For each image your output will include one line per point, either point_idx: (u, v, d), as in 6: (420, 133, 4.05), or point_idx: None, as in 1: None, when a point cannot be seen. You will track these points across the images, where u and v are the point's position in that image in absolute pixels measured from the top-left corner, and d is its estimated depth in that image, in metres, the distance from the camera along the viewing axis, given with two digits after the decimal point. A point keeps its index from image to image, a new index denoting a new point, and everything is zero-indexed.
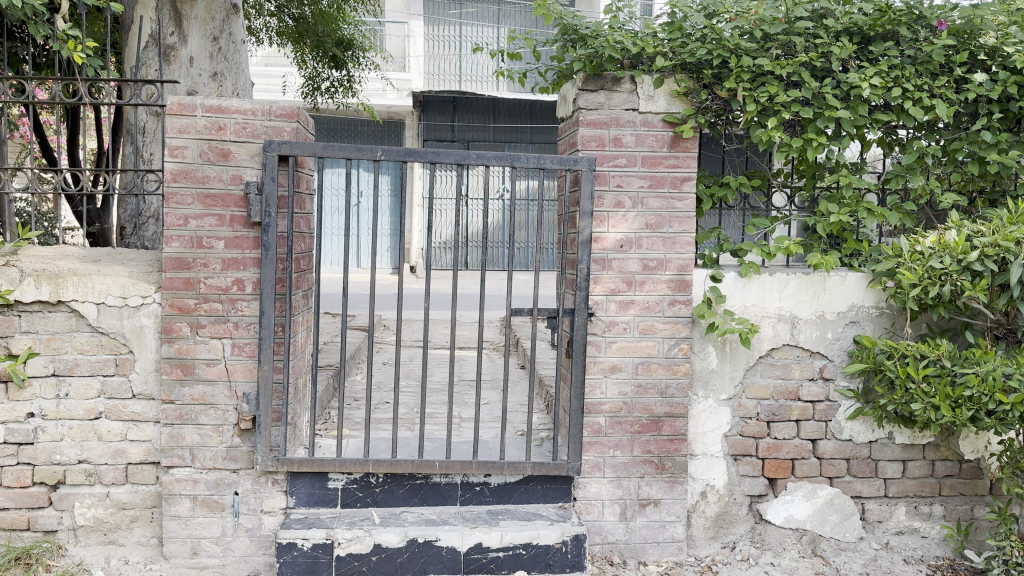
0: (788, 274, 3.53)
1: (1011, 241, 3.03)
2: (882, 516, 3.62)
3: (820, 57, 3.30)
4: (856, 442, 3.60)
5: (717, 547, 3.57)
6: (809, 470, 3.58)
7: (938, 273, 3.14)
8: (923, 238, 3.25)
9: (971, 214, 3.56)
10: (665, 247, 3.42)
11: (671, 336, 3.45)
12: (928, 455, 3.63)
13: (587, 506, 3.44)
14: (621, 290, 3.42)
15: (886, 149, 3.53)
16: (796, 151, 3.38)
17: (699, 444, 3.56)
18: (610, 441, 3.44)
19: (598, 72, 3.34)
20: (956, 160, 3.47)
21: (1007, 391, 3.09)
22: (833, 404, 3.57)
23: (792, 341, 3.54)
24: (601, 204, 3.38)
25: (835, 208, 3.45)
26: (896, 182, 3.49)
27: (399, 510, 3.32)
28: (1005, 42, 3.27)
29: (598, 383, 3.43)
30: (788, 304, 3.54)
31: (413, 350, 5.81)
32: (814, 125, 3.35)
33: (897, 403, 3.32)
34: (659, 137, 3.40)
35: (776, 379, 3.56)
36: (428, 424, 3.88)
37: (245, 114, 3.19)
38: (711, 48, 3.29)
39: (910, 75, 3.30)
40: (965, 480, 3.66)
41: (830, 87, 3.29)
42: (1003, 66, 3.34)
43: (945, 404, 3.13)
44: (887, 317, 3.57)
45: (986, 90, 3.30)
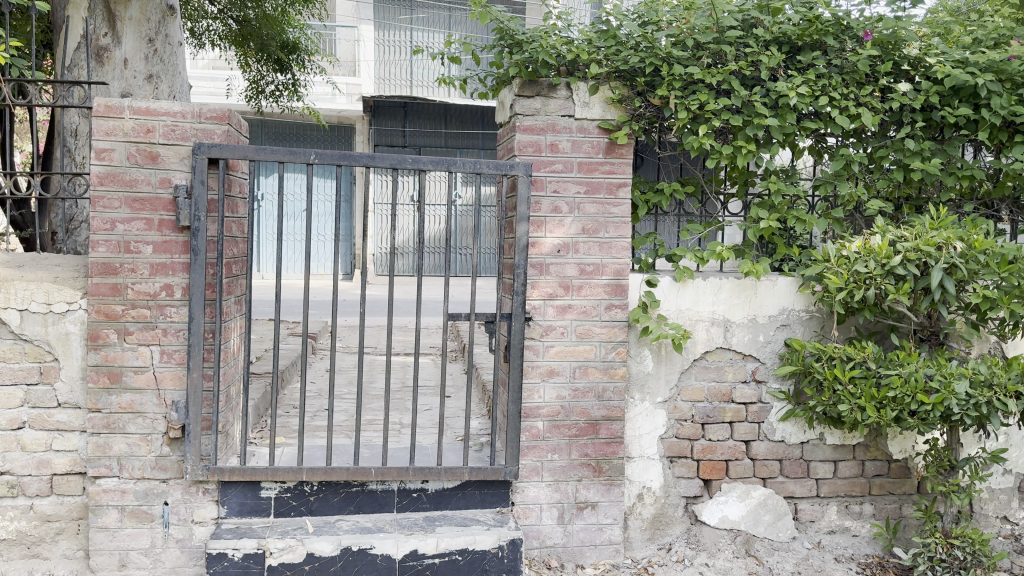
0: (721, 278, 3.58)
1: (932, 246, 3.11)
2: (814, 516, 3.69)
3: (749, 65, 3.36)
4: (788, 443, 3.66)
5: (654, 549, 3.60)
6: (743, 471, 3.63)
7: (863, 277, 3.19)
8: (849, 243, 3.33)
9: (898, 220, 3.65)
10: (602, 252, 3.46)
11: (608, 341, 3.48)
12: (858, 455, 3.71)
13: (525, 510, 3.45)
14: (558, 295, 3.44)
15: (815, 157, 3.60)
16: (727, 159, 3.43)
17: (635, 447, 3.59)
18: (547, 445, 3.45)
19: (533, 78, 3.36)
20: (883, 167, 3.55)
21: (928, 391, 3.17)
22: (765, 406, 3.63)
23: (724, 344, 3.59)
24: (537, 210, 3.40)
25: (765, 214, 3.50)
26: (825, 189, 3.54)
27: (333, 518, 3.28)
28: (927, 53, 3.38)
29: (536, 388, 3.44)
30: (721, 307, 3.59)
31: (355, 358, 5.76)
32: (743, 133, 3.40)
33: (825, 403, 3.39)
34: (595, 144, 3.43)
35: (710, 382, 3.61)
36: (366, 431, 3.84)
37: (174, 116, 3.14)
38: (644, 56, 3.33)
39: (837, 84, 3.38)
40: (894, 479, 3.74)
41: (759, 95, 3.34)
42: (926, 76, 3.45)
43: (870, 405, 3.18)
44: (817, 320, 3.63)
45: (909, 100, 3.40)
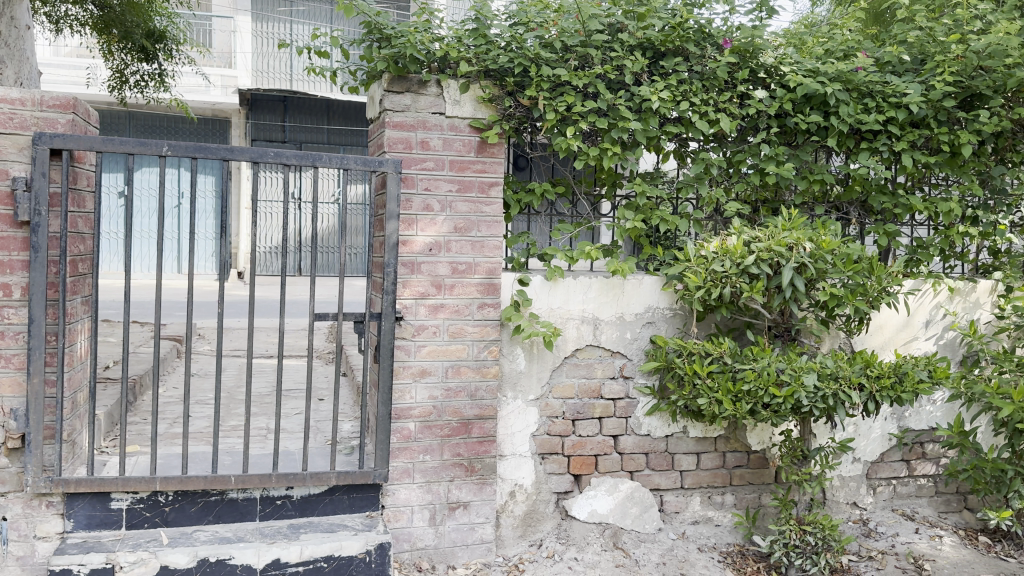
0: (590, 277, 3.65)
1: (784, 246, 3.24)
2: (679, 507, 3.82)
3: (614, 69, 3.44)
4: (654, 437, 3.77)
5: (525, 546, 3.62)
6: (611, 465, 3.72)
7: (719, 276, 3.33)
8: (709, 243, 3.46)
9: (756, 222, 3.81)
10: (474, 251, 3.46)
11: (480, 340, 3.49)
12: (719, 447, 3.87)
13: (395, 513, 3.41)
14: (430, 294, 3.41)
15: (679, 160, 3.72)
16: (594, 161, 3.50)
17: (507, 445, 3.60)
18: (419, 446, 3.42)
19: (403, 74, 3.32)
20: (740, 171, 3.71)
21: (780, 385, 3.32)
22: (632, 401, 3.73)
23: (594, 342, 3.66)
24: (408, 207, 3.36)
25: (632, 215, 3.59)
26: (687, 191, 3.67)
27: (191, 529, 3.14)
28: (781, 62, 3.54)
29: (407, 389, 3.40)
30: (590, 305, 3.65)
31: (225, 361, 5.56)
32: (609, 135, 3.48)
33: (686, 397, 3.50)
34: (466, 142, 3.43)
35: (580, 378, 3.67)
36: (230, 437, 3.70)
37: (12, 103, 2.93)
38: (513, 56, 3.34)
39: (697, 90, 3.50)
40: (752, 469, 3.91)
41: (623, 99, 3.43)
42: (780, 85, 3.62)
43: (726, 399, 3.31)
44: (680, 318, 3.76)
45: (764, 107, 3.57)
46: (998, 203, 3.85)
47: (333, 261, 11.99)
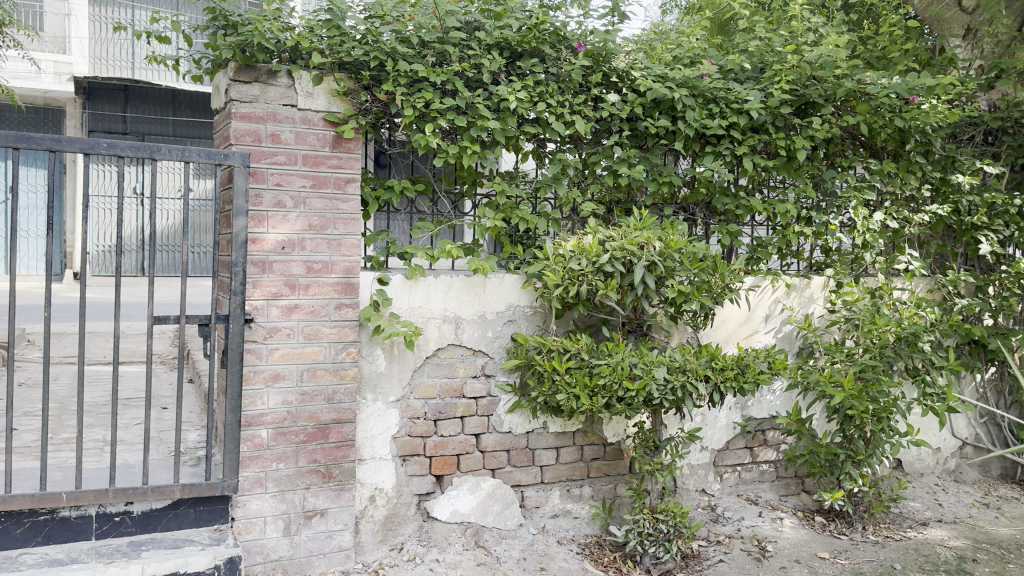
0: (451, 276, 3.62)
1: (635, 245, 3.35)
2: (539, 501, 3.86)
3: (472, 67, 3.42)
4: (515, 434, 3.80)
5: (385, 551, 3.53)
6: (472, 464, 3.72)
7: (576, 274, 3.38)
8: (566, 242, 3.51)
9: (610, 221, 3.90)
10: (329, 250, 3.35)
11: (337, 341, 3.38)
12: (577, 441, 3.94)
13: (247, 525, 3.25)
14: (283, 295, 3.27)
15: (537, 161, 3.75)
16: (454, 159, 3.47)
17: (366, 448, 3.52)
18: (272, 454, 3.28)
19: (251, 63, 3.18)
20: (595, 173, 3.78)
21: (633, 378, 3.43)
22: (494, 399, 3.74)
23: (455, 341, 3.64)
24: (258, 204, 3.22)
25: (492, 213, 3.58)
26: (545, 191, 3.70)
27: (14, 553, 2.86)
28: (632, 67, 3.66)
29: (258, 395, 3.25)
30: (451, 304, 3.62)
31: (56, 370, 5.14)
32: (468, 134, 3.46)
33: (545, 394, 3.53)
34: (320, 137, 3.32)
35: (441, 378, 3.63)
36: (61, 452, 3.42)
37: None
38: (368, 49, 3.26)
39: (553, 92, 3.55)
40: (608, 461, 4.02)
41: (481, 97, 3.42)
42: (632, 89, 3.73)
43: (583, 394, 3.37)
44: (539, 315, 3.80)
45: (617, 110, 3.66)
46: (828, 205, 4.14)
47: (171, 260, 11.29)
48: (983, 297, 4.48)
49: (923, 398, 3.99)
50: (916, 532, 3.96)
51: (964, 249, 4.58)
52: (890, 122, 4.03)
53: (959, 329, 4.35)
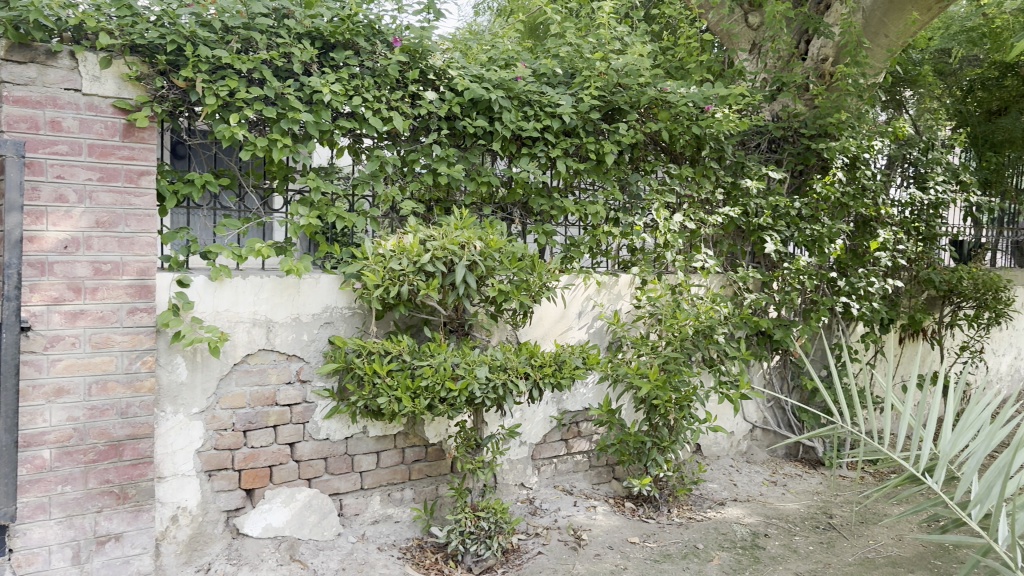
0: (261, 276, 3.42)
1: (456, 245, 3.32)
2: (358, 508, 3.73)
3: (282, 57, 3.24)
4: (333, 440, 3.65)
5: (190, 572, 3.23)
6: (287, 475, 3.53)
7: (397, 274, 3.31)
8: (385, 241, 3.42)
9: (429, 221, 3.82)
10: (120, 249, 3.04)
11: (131, 349, 3.08)
12: (398, 444, 3.84)
13: (27, 556, 2.87)
14: (66, 299, 2.93)
15: (353, 157, 3.62)
16: (262, 152, 3.28)
17: (167, 465, 3.24)
18: (56, 477, 2.93)
19: (24, 41, 2.82)
20: (414, 171, 3.71)
21: (455, 379, 3.39)
22: (310, 405, 3.58)
23: (267, 346, 3.45)
24: (34, 197, 2.86)
25: (305, 211, 3.43)
26: (362, 189, 3.58)
27: None
28: (449, 65, 3.65)
29: (38, 411, 2.88)
30: (262, 307, 3.43)
31: None
32: (277, 126, 3.28)
33: (365, 398, 3.44)
34: (109, 125, 3.00)
35: (252, 386, 3.43)
36: None
37: None
38: (164, 32, 3.00)
39: (369, 86, 3.45)
40: (430, 462, 3.94)
41: (291, 88, 3.26)
42: (449, 87, 3.71)
43: (405, 396, 3.30)
44: (358, 317, 3.69)
45: (435, 108, 3.64)
46: (634, 207, 4.38)
47: None
48: (768, 292, 4.92)
49: (719, 387, 4.31)
50: (715, 512, 4.28)
51: (751, 248, 4.99)
52: (688, 130, 4.35)
53: (749, 322, 4.73)
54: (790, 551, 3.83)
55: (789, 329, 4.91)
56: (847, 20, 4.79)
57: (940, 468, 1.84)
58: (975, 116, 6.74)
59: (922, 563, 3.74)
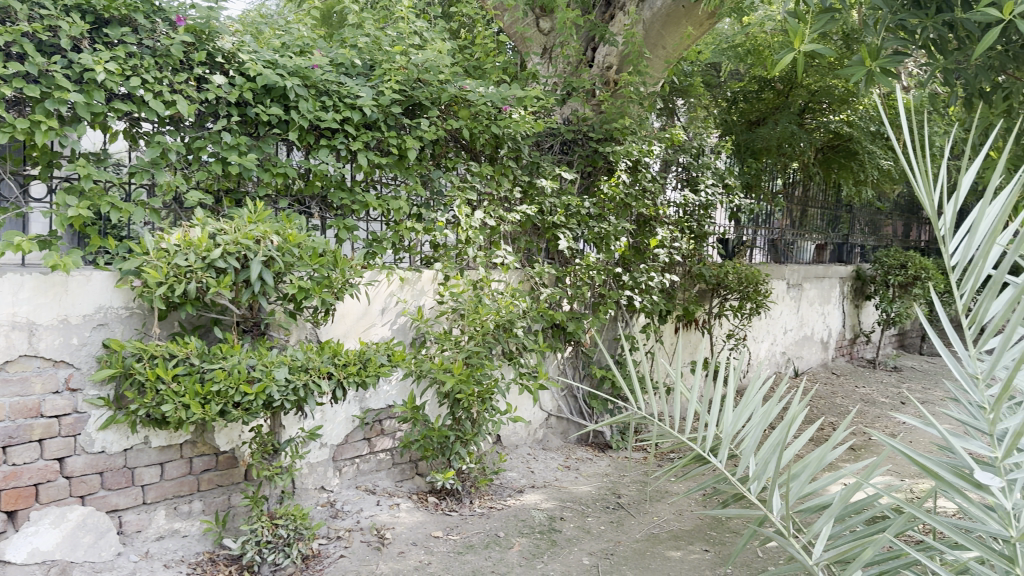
0: (21, 274, 3.03)
1: (250, 239, 3.15)
2: (140, 525, 3.40)
3: (45, 30, 2.92)
4: (109, 453, 3.30)
5: None
6: (55, 494, 3.16)
7: (183, 271, 3.06)
8: (168, 236, 3.16)
9: (218, 213, 3.57)
10: None
11: None
12: (185, 453, 3.56)
13: None
14: None
15: (130, 143, 3.32)
16: (22, 135, 2.91)
17: None
18: None
19: None
20: (201, 159, 3.45)
21: (251, 382, 3.22)
22: (81, 417, 3.21)
23: (29, 352, 3.06)
24: None
25: (74, 201, 3.09)
26: (141, 177, 3.27)
27: None
28: (238, 49, 3.47)
29: None
30: (23, 308, 3.04)
31: None
32: (40, 107, 2.94)
33: (147, 406, 3.15)
34: None
35: (11, 398, 3.03)
36: None
37: None
38: None
39: (148, 66, 3.18)
40: (221, 471, 3.69)
41: (58, 65, 2.94)
42: (239, 72, 3.51)
43: (194, 402, 3.07)
44: (137, 317, 3.36)
45: (224, 93, 3.40)
46: (436, 203, 4.39)
47: None
48: (561, 286, 5.22)
49: (519, 377, 4.61)
50: (514, 499, 4.52)
51: (545, 245, 5.28)
52: (487, 129, 4.49)
53: (546, 315, 4.94)
54: (584, 532, 4.17)
55: (580, 322, 5.27)
56: (631, 30, 5.40)
57: (725, 447, 1.85)
58: (737, 126, 8.22)
59: (698, 534, 4.23)
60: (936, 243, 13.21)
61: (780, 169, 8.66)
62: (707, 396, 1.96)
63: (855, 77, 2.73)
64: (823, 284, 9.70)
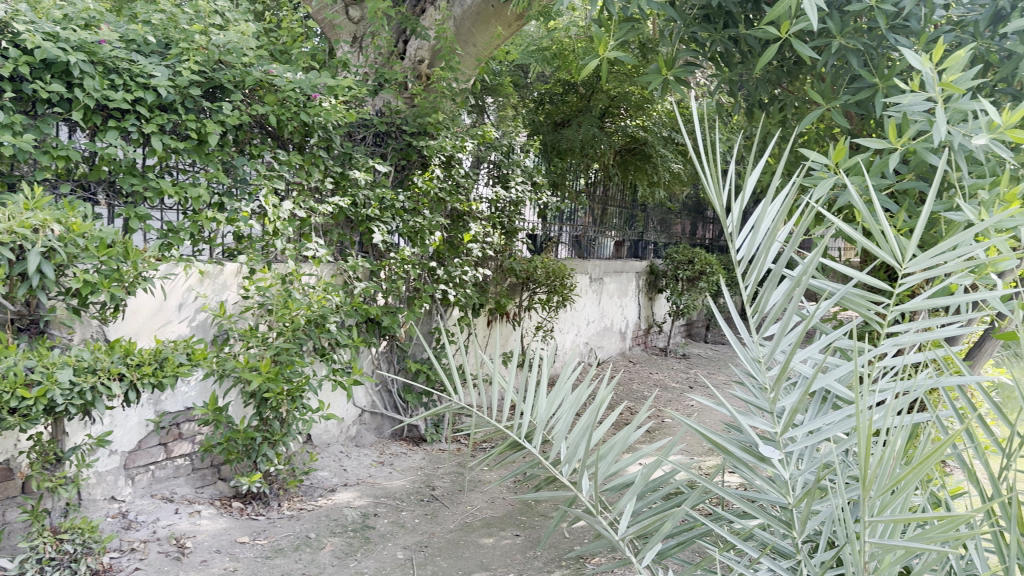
0: None
1: (27, 228, 2.83)
2: None
3: None
4: None
5: None
6: None
7: None
8: None
9: None
10: None
11: None
12: None
13: None
14: None
15: None
16: None
17: None
18: None
19: None
20: None
21: (28, 386, 2.91)
22: None
23: None
24: None
25: None
26: None
27: None
28: (14, 19, 3.17)
29: None
30: None
31: None
32: None
33: None
34: None
35: None
36: None
37: None
38: None
39: None
40: None
41: None
42: (14, 44, 3.24)
43: None
44: None
45: None
46: (240, 191, 4.19)
47: None
48: (376, 280, 5.34)
49: (332, 374, 4.62)
50: (326, 499, 4.52)
51: (358, 238, 5.33)
52: (296, 116, 4.35)
53: (359, 309, 5.00)
54: (398, 527, 4.26)
55: (395, 315, 5.44)
56: (441, 26, 5.45)
57: (541, 432, 1.84)
58: (544, 125, 8.55)
59: (509, 520, 4.51)
60: (717, 241, 14.47)
61: (584, 169, 9.11)
62: (524, 382, 1.93)
63: (652, 84, 2.93)
64: (621, 278, 10.32)
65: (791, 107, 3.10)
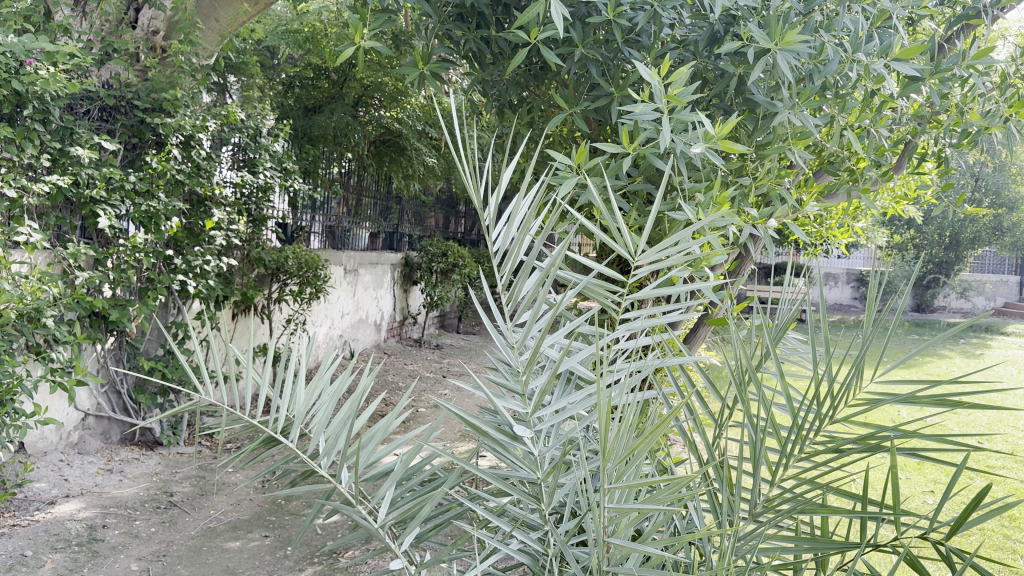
0: None
1: None
2: None
3: None
4: None
5: None
6: None
7: None
8: None
9: None
10: None
11: None
12: None
13: None
14: None
15: None
16: None
17: None
18: None
19: None
20: None
21: None
22: None
23: None
24: None
25: None
26: None
27: None
28: None
29: None
30: None
31: None
32: None
33: None
34: None
35: None
36: None
37: None
38: None
39: None
40: None
41: None
42: None
43: None
44: None
45: None
46: None
47: None
48: (102, 269, 4.86)
49: (50, 373, 4.16)
50: (44, 513, 4.12)
51: (80, 222, 4.85)
52: (6, 85, 3.97)
53: (82, 302, 4.62)
54: (131, 537, 3.97)
55: (124, 308, 5.00)
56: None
57: (298, 427, 1.71)
58: (294, 110, 8.36)
59: (258, 521, 4.36)
60: (469, 233, 14.89)
61: (336, 158, 8.96)
62: (278, 366, 1.75)
63: (407, 77, 2.97)
64: (375, 270, 10.29)
65: (537, 109, 3.29)
